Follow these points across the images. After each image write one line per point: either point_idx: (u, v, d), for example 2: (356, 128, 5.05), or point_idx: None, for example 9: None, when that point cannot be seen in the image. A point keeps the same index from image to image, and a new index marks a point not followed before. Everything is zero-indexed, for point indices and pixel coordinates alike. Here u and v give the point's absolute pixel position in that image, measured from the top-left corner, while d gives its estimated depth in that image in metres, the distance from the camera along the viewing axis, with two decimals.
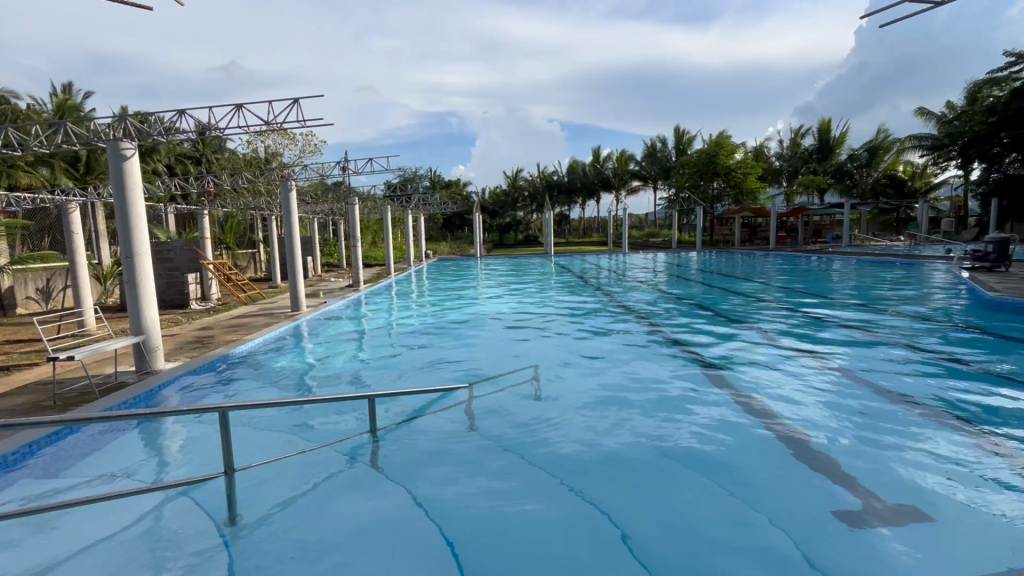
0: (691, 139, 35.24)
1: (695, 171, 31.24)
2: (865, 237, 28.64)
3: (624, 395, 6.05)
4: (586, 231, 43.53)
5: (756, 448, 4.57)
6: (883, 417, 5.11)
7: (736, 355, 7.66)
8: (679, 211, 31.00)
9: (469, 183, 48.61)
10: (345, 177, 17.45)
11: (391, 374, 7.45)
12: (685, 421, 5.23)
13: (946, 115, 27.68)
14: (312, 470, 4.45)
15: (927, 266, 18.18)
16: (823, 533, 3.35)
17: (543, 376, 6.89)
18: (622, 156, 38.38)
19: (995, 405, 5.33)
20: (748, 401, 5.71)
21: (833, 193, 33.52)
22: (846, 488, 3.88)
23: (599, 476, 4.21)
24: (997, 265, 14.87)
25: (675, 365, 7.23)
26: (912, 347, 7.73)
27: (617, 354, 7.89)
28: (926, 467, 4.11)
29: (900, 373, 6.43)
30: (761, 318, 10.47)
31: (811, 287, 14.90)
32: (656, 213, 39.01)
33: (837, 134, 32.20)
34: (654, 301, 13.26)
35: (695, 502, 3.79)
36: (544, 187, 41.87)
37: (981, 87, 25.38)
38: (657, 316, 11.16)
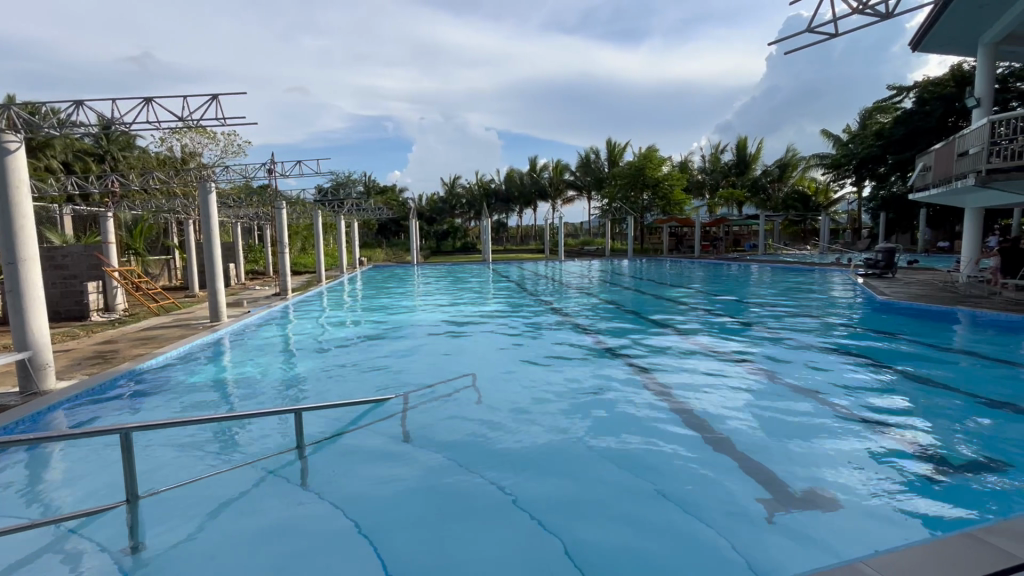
0: (622, 151, 36.71)
1: (626, 182, 32.52)
2: (777, 247, 31.13)
3: (560, 400, 6.13)
4: (522, 239, 44.06)
5: (685, 447, 4.76)
6: (797, 415, 5.47)
7: (665, 358, 7.99)
8: (611, 221, 32.11)
9: (404, 189, 47.66)
10: (270, 180, 16.51)
11: (321, 386, 7.05)
12: (619, 424, 5.34)
13: (843, 138, 30.84)
14: (231, 490, 4.12)
15: (829, 273, 20.03)
16: (750, 525, 3.49)
17: (481, 384, 6.82)
18: (557, 166, 39.31)
19: (889, 399, 5.92)
20: (676, 402, 5.94)
21: (750, 206, 36.15)
22: (765, 481, 4.10)
23: (538, 483, 4.17)
24: (885, 272, 16.68)
25: (606, 368, 7.45)
26: (818, 348, 8.44)
27: (554, 360, 7.99)
28: (829, 457, 4.44)
29: (809, 373, 6.97)
30: (687, 322, 11.05)
31: (731, 293, 15.95)
32: (589, 223, 40.20)
33: (752, 151, 34.84)
34: (589, 308, 13.55)
35: (630, 505, 3.83)
36: (481, 196, 41.89)
37: (871, 114, 28.51)
38: (591, 322, 11.44)
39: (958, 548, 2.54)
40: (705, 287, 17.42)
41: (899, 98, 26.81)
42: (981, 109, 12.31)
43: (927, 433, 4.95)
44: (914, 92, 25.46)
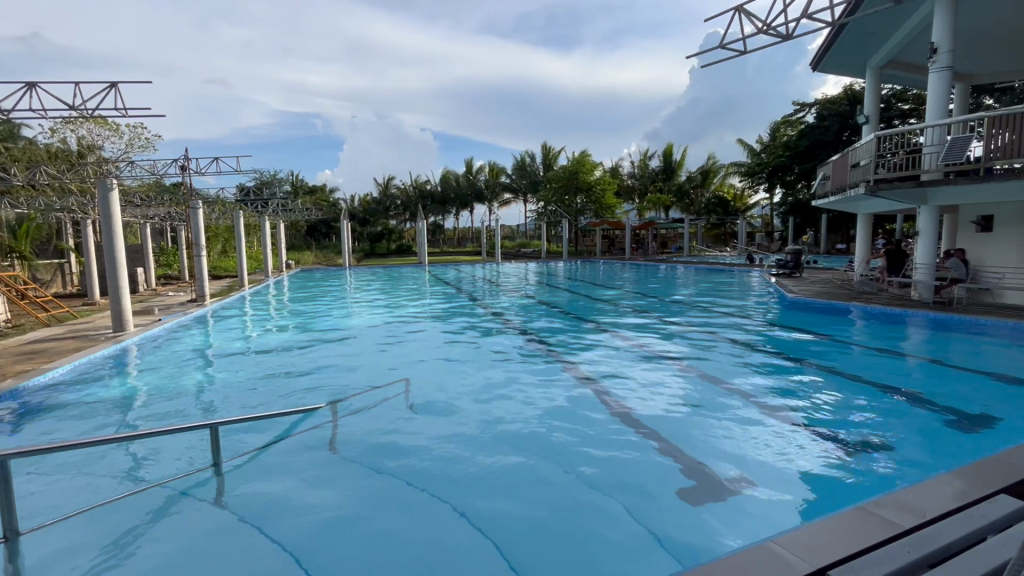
0: (557, 156, 37.51)
1: (560, 186, 33.23)
2: (700, 249, 33.10)
3: (496, 401, 6.13)
4: (459, 241, 43.77)
5: (615, 442, 4.92)
6: (720, 406, 5.81)
7: (599, 357, 8.23)
8: (546, 224, 32.66)
9: (335, 189, 45.87)
10: (184, 177, 15.25)
11: (241, 398, 6.58)
12: (554, 423, 5.42)
13: (756, 148, 33.32)
14: (135, 515, 3.76)
15: (746, 273, 21.56)
16: (676, 515, 3.66)
17: (416, 389, 6.66)
18: (494, 169, 39.48)
19: (796, 388, 6.46)
20: (608, 400, 6.12)
21: (676, 210, 38.13)
22: (689, 472, 4.30)
23: (475, 487, 4.11)
24: (794, 271, 18.22)
25: (542, 369, 7.56)
26: (737, 344, 9.06)
27: (491, 362, 7.96)
28: (747, 445, 4.73)
29: (729, 368, 7.46)
30: (619, 322, 11.49)
31: (660, 292, 16.77)
32: (526, 225, 40.66)
33: (677, 158, 36.83)
34: (526, 309, 13.69)
35: (565, 502, 3.86)
36: (417, 197, 41.17)
37: (779, 127, 31.02)
38: (528, 323, 11.58)
39: (859, 523, 2.76)
40: (636, 287, 18.19)
41: (802, 113, 29.38)
42: (870, 125, 13.75)
43: (829, 417, 5.44)
44: (814, 108, 28.01)
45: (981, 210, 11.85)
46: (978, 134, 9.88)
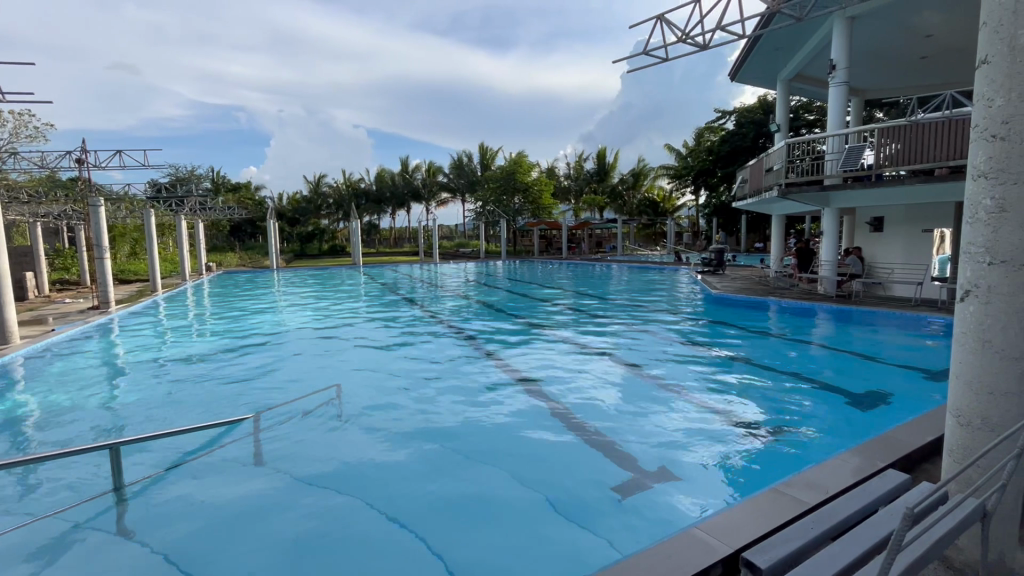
0: (494, 156, 37.57)
1: (497, 186, 33.29)
2: (633, 248, 34.42)
3: (433, 403, 6.03)
4: (396, 241, 42.73)
5: (551, 439, 4.97)
6: (652, 399, 6.05)
7: (537, 355, 8.32)
8: (484, 223, 32.60)
9: (260, 186, 43.29)
10: (80, 170, 13.75)
11: (152, 413, 6.03)
12: (492, 422, 5.41)
13: (682, 152, 35.09)
14: (23, 551, 3.34)
15: (676, 271, 22.65)
16: (609, 506, 3.76)
17: (349, 395, 6.40)
18: (430, 168, 38.86)
19: (721, 379, 6.85)
20: (545, 397, 6.18)
21: (610, 210, 39.39)
22: (623, 464, 4.42)
23: (408, 493, 4.01)
24: (718, 269, 19.39)
25: (480, 369, 7.53)
26: (667, 339, 9.48)
27: (428, 364, 7.82)
28: (676, 436, 4.95)
29: (660, 362, 7.79)
30: (556, 321, 11.69)
31: (596, 291, 17.25)
32: (464, 225, 40.40)
33: (610, 161, 38.06)
34: (465, 310, 13.60)
35: (503, 502, 3.86)
36: (350, 196, 39.76)
37: (703, 132, 32.85)
38: (466, 324, 11.50)
39: (771, 505, 2.95)
40: (573, 286, 18.62)
41: (723, 120, 31.25)
42: (781, 132, 14.85)
43: (749, 405, 5.82)
44: (733, 116, 29.88)
45: (875, 212, 13.14)
46: (872, 143, 10.94)
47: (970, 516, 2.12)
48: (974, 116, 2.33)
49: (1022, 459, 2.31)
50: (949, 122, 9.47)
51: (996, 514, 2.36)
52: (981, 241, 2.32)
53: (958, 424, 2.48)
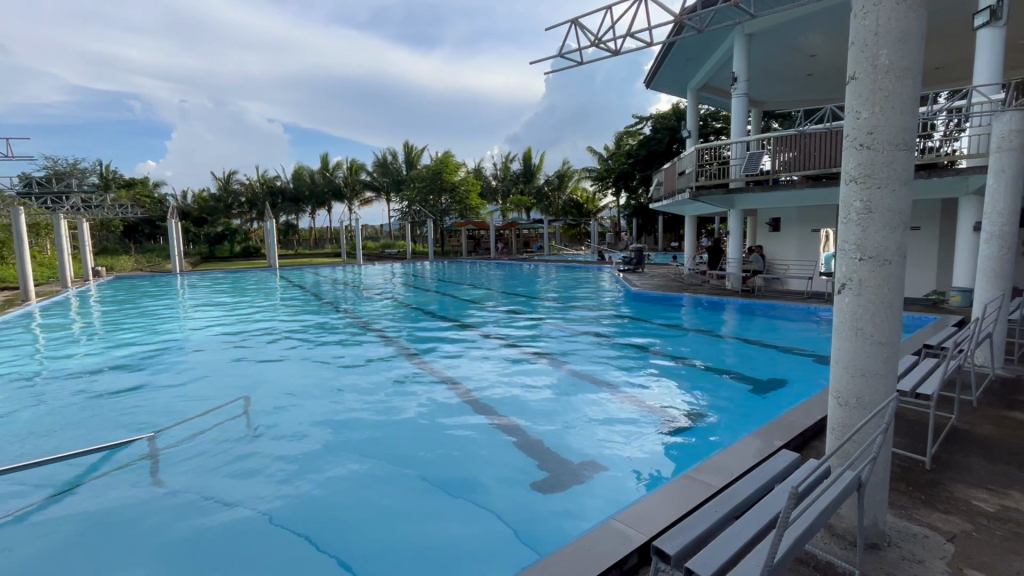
0: (419, 154, 36.89)
1: (423, 186, 32.70)
2: (559, 248, 35.27)
3: (354, 410, 5.79)
4: (317, 242, 40.73)
5: (477, 440, 4.93)
6: (577, 395, 6.18)
7: (463, 356, 8.25)
8: (410, 223, 31.85)
9: (159, 182, 39.47)
10: None
11: (21, 438, 5.27)
12: (416, 427, 5.28)
13: (604, 155, 36.43)
14: None
15: (600, 270, 23.53)
16: (532, 504, 3.80)
17: (261, 407, 5.97)
18: (352, 165, 37.34)
19: (642, 373, 7.16)
20: (472, 398, 6.13)
21: (536, 211, 40.06)
22: (546, 461, 4.47)
23: (324, 508, 3.80)
24: (638, 267, 20.37)
25: (405, 372, 7.35)
26: (592, 336, 9.79)
27: (350, 370, 7.48)
28: (598, 430, 5.08)
29: (585, 358, 8.01)
30: (484, 321, 11.70)
31: (524, 291, 17.50)
32: (390, 225, 39.32)
33: (536, 162, 38.74)
34: (391, 312, 13.26)
35: (425, 507, 3.79)
36: (264, 194, 37.31)
37: (622, 136, 34.25)
38: (392, 326, 11.19)
39: (683, 492, 3.09)
40: (502, 286, 18.76)
41: (640, 125, 32.81)
42: (692, 139, 15.83)
43: (666, 396, 6.10)
44: (649, 122, 31.46)
45: (773, 213, 14.38)
46: (769, 150, 11.99)
47: (847, 488, 2.33)
48: (846, 127, 2.58)
49: (889, 434, 2.58)
50: (830, 133, 10.64)
51: (869, 484, 2.63)
52: (853, 239, 2.57)
53: (838, 405, 2.72)
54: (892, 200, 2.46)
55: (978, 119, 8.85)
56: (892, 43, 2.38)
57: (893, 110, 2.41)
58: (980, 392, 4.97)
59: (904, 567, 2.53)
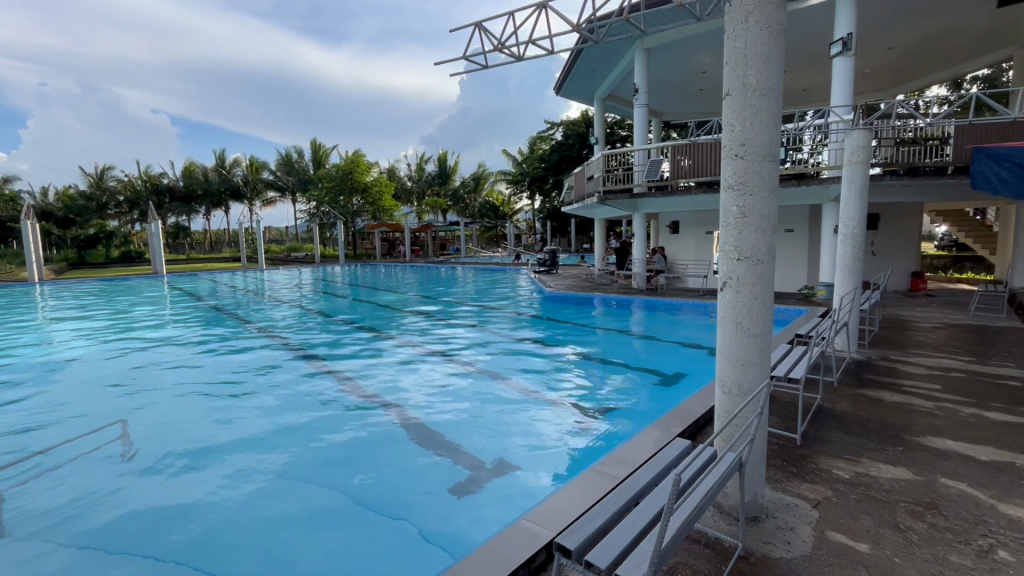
0: (328, 153, 35.19)
1: (332, 186, 31.17)
2: (476, 250, 35.34)
3: (254, 426, 5.37)
4: (213, 246, 37.37)
5: (390, 449, 4.77)
6: (494, 397, 6.20)
7: (377, 363, 7.98)
8: (318, 226, 30.19)
9: (13, 178, 34.09)
10: None
11: None
12: (324, 440, 5.01)
13: (518, 158, 37.07)
14: None
15: (516, 271, 23.91)
16: (445, 510, 3.75)
17: (143, 430, 5.36)
18: (253, 163, 34.67)
19: (557, 372, 7.34)
20: (386, 406, 5.93)
21: (452, 213, 39.80)
22: (460, 465, 4.44)
23: (216, 536, 3.48)
24: (552, 268, 20.96)
25: (312, 382, 6.96)
26: (509, 337, 9.90)
27: (250, 383, 6.94)
28: (513, 431, 5.13)
29: (503, 360, 8.07)
30: (400, 326, 11.42)
31: (441, 293, 17.34)
32: (296, 227, 37.07)
33: (451, 164, 38.55)
34: (299, 319, 12.52)
35: (333, 524, 3.60)
36: (148, 192, 33.55)
37: (536, 141, 35.00)
38: (299, 334, 10.56)
39: (590, 486, 3.21)
40: (418, 289, 18.45)
41: (552, 131, 33.79)
42: (600, 145, 16.56)
43: (579, 394, 6.30)
44: (561, 128, 32.46)
45: (673, 217, 15.48)
46: (667, 158, 12.88)
47: (730, 469, 2.54)
48: (723, 139, 2.82)
49: (764, 416, 2.86)
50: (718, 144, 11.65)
51: (748, 463, 2.90)
52: (730, 241, 2.82)
53: (723, 393, 2.96)
54: (762, 205, 2.73)
55: (835, 136, 10.13)
56: (757, 64, 2.65)
57: (760, 125, 2.67)
58: (840, 374, 5.70)
59: (779, 535, 2.82)
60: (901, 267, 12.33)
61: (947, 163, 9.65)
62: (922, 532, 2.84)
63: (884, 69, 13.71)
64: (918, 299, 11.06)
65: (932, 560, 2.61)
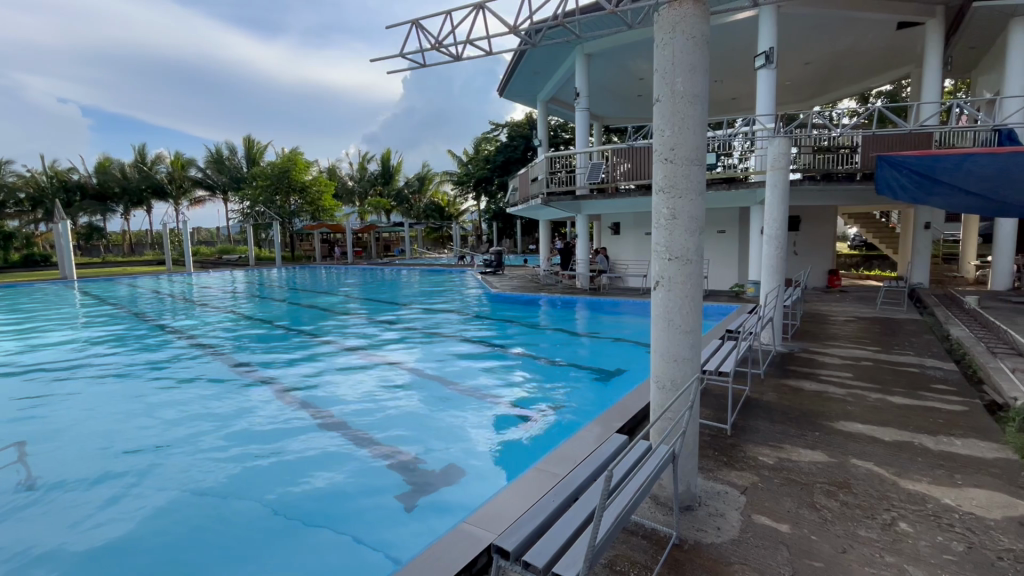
0: (262, 151, 33.46)
1: (267, 185, 29.60)
2: (421, 252, 34.79)
3: (179, 441, 5.00)
4: (133, 248, 34.55)
5: (328, 459, 4.58)
6: (442, 401, 6.08)
7: (315, 369, 7.66)
8: (251, 227, 28.59)
9: None
10: None
11: None
12: (258, 451, 4.76)
13: (463, 159, 36.85)
14: None
15: (462, 272, 23.75)
16: (387, 518, 3.65)
17: (50, 450, 4.87)
18: (177, 159, 32.34)
19: (504, 373, 7.33)
20: (325, 414, 5.69)
21: (396, 214, 38.96)
22: (404, 471, 4.34)
23: (136, 564, 3.22)
24: (498, 269, 20.99)
25: (245, 392, 6.58)
26: (456, 339, 9.80)
27: (175, 395, 6.47)
28: (459, 435, 5.04)
29: (449, 362, 7.95)
30: (340, 330, 11.02)
31: (385, 296, 16.92)
32: (228, 227, 34.98)
33: (394, 164, 37.75)
34: (231, 325, 11.81)
35: (268, 540, 3.43)
36: (55, 190, 30.51)
37: (481, 142, 34.93)
38: (231, 341, 9.96)
39: (533, 485, 3.23)
40: (361, 292, 17.91)
41: (496, 132, 33.87)
42: (543, 147, 16.76)
43: (526, 395, 6.32)
44: (505, 129, 32.60)
45: (614, 219, 15.93)
46: (608, 161, 13.23)
47: (664, 462, 2.63)
48: (654, 143, 2.92)
49: (694, 410, 2.98)
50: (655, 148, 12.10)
51: (681, 455, 3.01)
52: (662, 243, 2.92)
53: (658, 389, 3.06)
54: (690, 207, 2.85)
55: (761, 143, 10.77)
56: (684, 72, 2.76)
57: (688, 131, 2.79)
58: (766, 367, 6.06)
59: (710, 522, 2.96)
60: (819, 265, 13.35)
61: (856, 169, 10.53)
62: (835, 510, 3.08)
63: (803, 81, 14.76)
64: (835, 295, 11.98)
65: (843, 535, 2.83)
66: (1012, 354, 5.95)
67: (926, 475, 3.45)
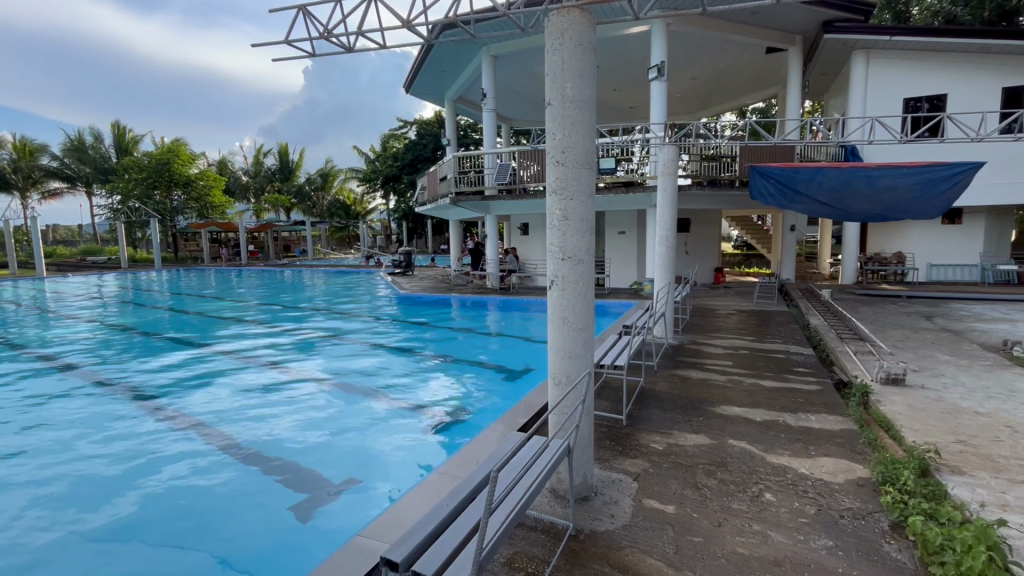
0: (136, 139, 29.73)
1: (143, 178, 26.33)
2: (326, 252, 32.97)
3: (20, 477, 4.25)
4: None
5: (213, 479, 4.18)
6: (345, 409, 5.77)
7: (198, 381, 6.91)
8: (123, 224, 25.28)
9: None
10: None
11: None
12: (126, 478, 4.21)
13: (370, 156, 35.49)
14: None
15: (370, 274, 22.87)
16: (278, 537, 3.40)
17: None
18: (25, 145, 27.67)
19: (414, 377, 7.12)
20: (209, 431, 5.15)
21: (297, 212, 36.56)
22: (299, 486, 4.07)
23: None
24: (407, 270, 20.45)
25: (110, 412, 5.77)
26: (363, 343, 9.38)
27: (15, 422, 5.49)
28: (362, 444, 4.80)
29: (356, 368, 7.60)
30: (231, 338, 10.08)
31: (284, 300, 15.79)
32: (94, 225, 30.65)
33: (294, 158, 35.42)
34: (95, 335, 10.32)
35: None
36: None
37: (389, 138, 33.89)
38: (93, 353, 8.68)
39: (434, 489, 3.17)
40: (256, 296, 16.55)
41: (405, 129, 33.05)
42: (451, 146, 16.59)
43: (435, 398, 6.18)
44: (414, 127, 31.92)
45: (523, 219, 16.21)
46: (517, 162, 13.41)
47: (558, 455, 2.70)
48: (547, 146, 2.98)
49: (587, 404, 3.10)
50: None
51: (577, 448, 3.12)
52: (556, 243, 3.00)
53: (555, 385, 3.13)
54: (581, 209, 2.96)
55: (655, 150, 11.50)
56: (573, 79, 2.86)
57: (577, 136, 2.89)
58: (659, 359, 6.50)
59: (604, 510, 3.10)
60: (707, 264, 14.59)
61: (735, 177, 11.66)
62: (713, 487, 3.37)
63: (690, 95, 16.06)
64: (719, 291, 13.18)
65: (719, 509, 3.10)
66: (855, 338, 6.95)
67: (788, 448, 3.90)
